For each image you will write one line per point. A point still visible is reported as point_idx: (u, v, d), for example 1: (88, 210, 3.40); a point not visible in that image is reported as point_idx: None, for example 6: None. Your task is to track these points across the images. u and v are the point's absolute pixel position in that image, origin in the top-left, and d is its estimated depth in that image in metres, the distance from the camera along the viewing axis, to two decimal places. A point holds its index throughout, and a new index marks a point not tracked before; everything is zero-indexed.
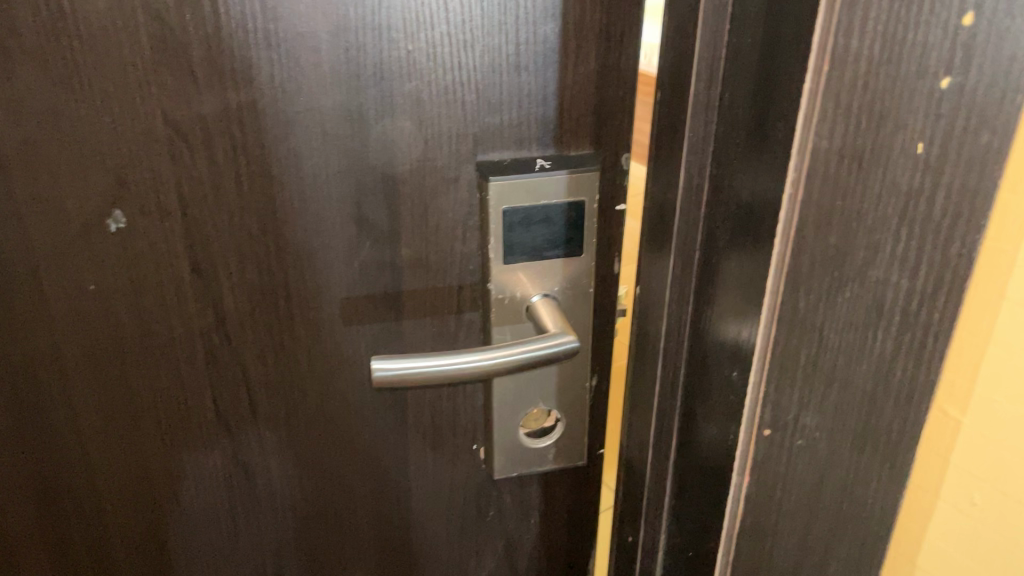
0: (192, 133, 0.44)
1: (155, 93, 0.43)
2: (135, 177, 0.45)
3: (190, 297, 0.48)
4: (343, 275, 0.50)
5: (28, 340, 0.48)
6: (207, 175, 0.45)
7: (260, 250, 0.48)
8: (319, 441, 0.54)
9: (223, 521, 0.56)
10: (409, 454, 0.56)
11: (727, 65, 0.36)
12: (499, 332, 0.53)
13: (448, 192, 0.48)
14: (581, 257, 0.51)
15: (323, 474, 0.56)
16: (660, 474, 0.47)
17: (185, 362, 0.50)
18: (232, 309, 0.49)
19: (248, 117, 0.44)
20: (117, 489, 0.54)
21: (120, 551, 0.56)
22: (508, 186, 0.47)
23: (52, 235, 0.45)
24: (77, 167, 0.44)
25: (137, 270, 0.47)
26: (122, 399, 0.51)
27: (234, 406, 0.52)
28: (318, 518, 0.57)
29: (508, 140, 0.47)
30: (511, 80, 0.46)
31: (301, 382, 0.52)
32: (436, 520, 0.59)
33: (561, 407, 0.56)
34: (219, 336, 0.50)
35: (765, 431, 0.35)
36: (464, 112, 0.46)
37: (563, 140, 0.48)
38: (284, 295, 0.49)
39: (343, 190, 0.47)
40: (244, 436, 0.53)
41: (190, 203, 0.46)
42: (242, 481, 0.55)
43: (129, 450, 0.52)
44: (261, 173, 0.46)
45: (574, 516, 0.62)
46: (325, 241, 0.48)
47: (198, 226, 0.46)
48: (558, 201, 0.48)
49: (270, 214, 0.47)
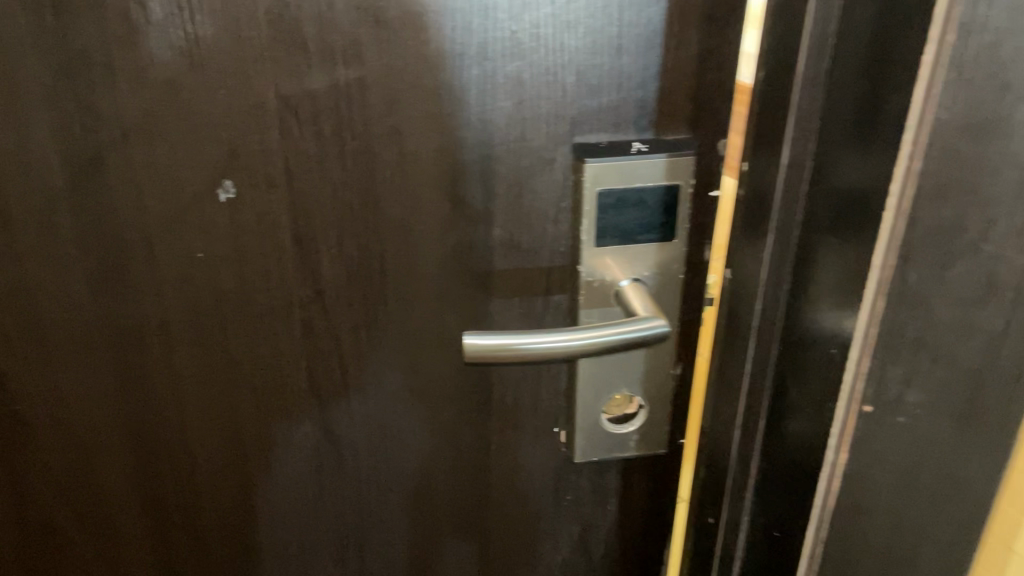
0: (301, 107, 0.46)
1: (269, 68, 0.44)
2: (246, 149, 0.46)
3: (291, 268, 0.50)
4: (436, 252, 0.51)
5: (138, 304, 0.50)
6: (314, 150, 0.47)
7: (359, 225, 0.49)
8: (406, 416, 0.56)
9: (310, 490, 0.58)
10: (491, 434, 0.57)
11: (839, 41, 0.36)
12: (588, 315, 0.53)
13: (543, 173, 0.49)
14: (674, 242, 0.51)
15: (407, 449, 0.57)
16: (747, 458, 0.47)
17: (283, 331, 0.52)
18: (329, 282, 0.51)
19: (355, 93, 0.46)
20: (212, 452, 0.56)
21: (211, 514, 0.58)
22: (604, 168, 0.48)
23: (164, 203, 0.47)
24: (192, 138, 0.46)
25: (243, 239, 0.49)
26: (223, 366, 0.52)
27: (327, 376, 0.54)
28: (400, 493, 0.58)
29: (605, 123, 0.48)
30: (612, 62, 0.46)
31: (391, 356, 0.53)
32: (514, 501, 0.60)
33: (646, 393, 0.56)
34: (316, 308, 0.51)
35: (867, 407, 0.36)
36: (564, 93, 0.47)
37: (660, 124, 0.48)
38: (379, 269, 0.51)
39: (441, 168, 0.48)
40: (334, 407, 0.55)
41: (296, 175, 0.47)
42: (330, 452, 0.56)
43: (225, 415, 0.54)
44: (364, 149, 0.47)
45: (651, 506, 0.62)
46: (421, 218, 0.50)
47: (302, 198, 0.48)
48: (654, 184, 0.49)
49: (369, 189, 0.48)
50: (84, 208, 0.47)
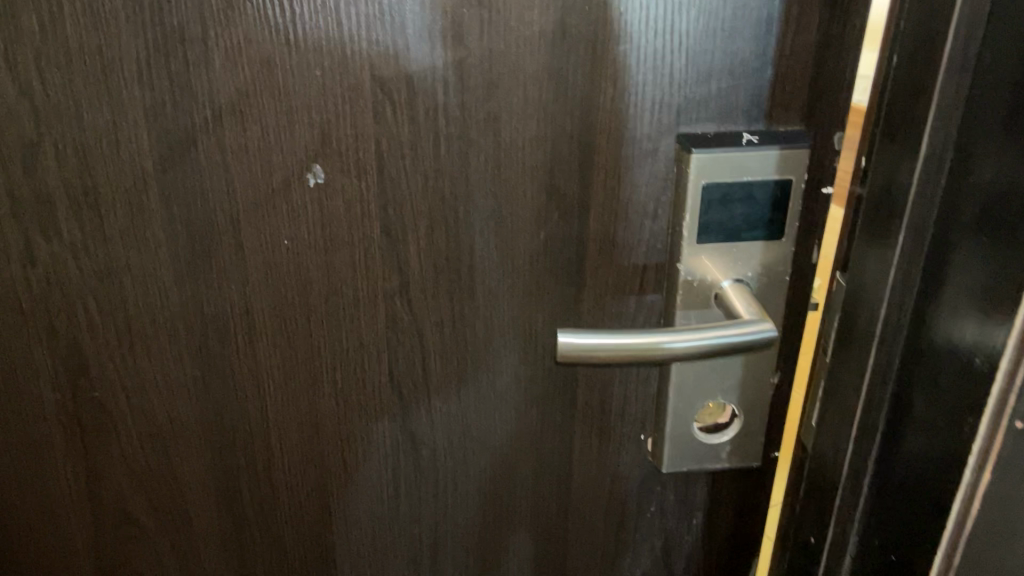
0: (397, 91, 0.44)
1: (366, 49, 0.43)
2: (338, 134, 0.45)
3: (378, 258, 0.48)
4: (528, 246, 0.48)
5: (222, 292, 0.49)
6: (408, 136, 0.45)
7: (449, 216, 0.47)
8: (488, 416, 0.53)
9: (385, 490, 0.56)
10: (575, 438, 0.55)
11: (994, 20, 0.33)
12: (684, 316, 0.50)
13: (644, 164, 0.46)
14: (780, 242, 0.48)
15: (488, 451, 0.55)
16: (858, 475, 0.44)
17: (367, 324, 0.50)
18: (417, 274, 0.49)
19: (453, 76, 0.44)
20: (290, 447, 0.54)
21: (286, 512, 0.57)
22: (711, 160, 0.45)
23: (253, 187, 0.46)
24: (285, 120, 0.44)
25: (331, 228, 0.47)
26: (304, 356, 0.51)
27: (408, 373, 0.52)
28: (478, 496, 0.56)
29: (713, 112, 0.45)
30: (725, 48, 0.44)
31: (475, 354, 0.51)
32: (595, 510, 0.57)
33: (741, 402, 0.53)
34: (401, 301, 0.49)
35: (1017, 422, 0.32)
36: (671, 80, 0.44)
37: (772, 115, 0.45)
38: (468, 263, 0.49)
39: (538, 157, 0.46)
40: (415, 405, 0.53)
41: (389, 162, 0.46)
42: (408, 451, 0.54)
43: (304, 409, 0.53)
44: (459, 135, 0.45)
45: (738, 521, 0.59)
46: (515, 210, 0.47)
47: (394, 186, 0.46)
48: (764, 178, 0.46)
49: (463, 178, 0.46)
50: (173, 190, 0.46)
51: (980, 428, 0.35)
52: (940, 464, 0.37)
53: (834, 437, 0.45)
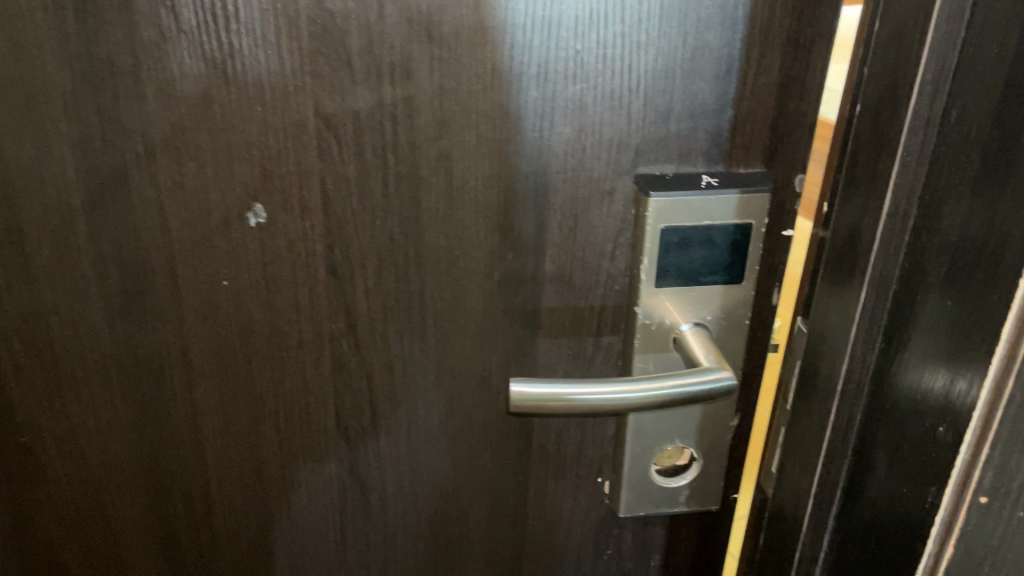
0: (343, 127, 0.42)
1: (309, 84, 0.40)
2: (281, 170, 0.42)
3: (324, 299, 0.46)
4: (481, 288, 0.47)
5: (157, 333, 0.46)
6: (354, 174, 0.43)
7: (398, 256, 0.45)
8: (439, 459, 0.51)
9: (332, 535, 0.53)
10: (530, 481, 0.53)
11: (960, 77, 0.31)
12: (642, 360, 0.49)
13: (601, 205, 0.45)
14: (741, 285, 0.47)
15: (440, 494, 0.53)
16: (818, 531, 0.42)
17: (312, 366, 0.48)
18: (364, 315, 0.47)
19: (402, 113, 0.41)
20: (230, 492, 0.52)
21: (228, 557, 0.54)
22: (670, 204, 0.43)
23: (190, 226, 0.44)
24: (223, 157, 0.42)
25: (273, 268, 0.45)
26: (246, 400, 0.49)
27: (356, 416, 0.49)
28: (429, 540, 0.54)
29: (672, 152, 0.44)
30: (685, 88, 0.42)
31: (426, 397, 0.49)
32: (550, 553, 0.56)
33: (700, 445, 0.51)
34: (348, 343, 0.47)
35: (981, 497, 0.31)
36: (630, 119, 0.43)
37: (732, 156, 0.44)
38: (419, 304, 0.47)
39: (492, 196, 0.44)
40: (364, 449, 0.51)
41: (334, 201, 0.43)
42: (356, 495, 0.52)
43: (245, 453, 0.50)
44: (409, 174, 0.43)
45: (698, 562, 0.57)
46: (468, 251, 0.45)
47: (340, 225, 0.44)
48: (723, 222, 0.44)
49: (412, 217, 0.44)
50: (105, 228, 0.44)
51: (942, 498, 0.33)
52: (902, 529, 0.36)
53: (795, 489, 0.44)
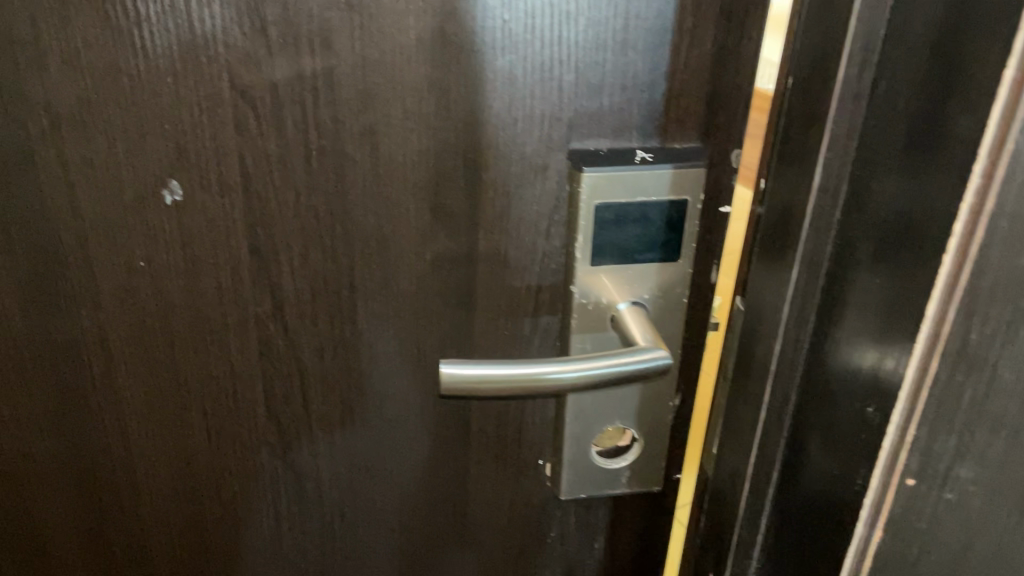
0: (261, 101, 0.40)
1: (223, 54, 0.38)
2: (196, 146, 0.40)
3: (248, 281, 0.44)
4: (413, 268, 0.45)
5: (72, 318, 0.45)
6: (274, 150, 0.41)
7: (325, 236, 0.43)
8: (375, 444, 0.50)
9: (266, 524, 0.52)
10: (470, 465, 0.52)
11: (887, 47, 0.31)
12: (579, 340, 0.48)
13: (534, 182, 0.43)
14: (677, 263, 0.46)
15: (377, 481, 0.51)
16: (755, 512, 0.42)
17: (238, 351, 0.46)
18: (291, 297, 0.45)
19: (323, 86, 0.40)
20: (157, 482, 0.50)
21: (158, 549, 0.53)
22: (604, 180, 0.42)
23: (103, 204, 0.42)
24: (135, 131, 0.40)
25: (193, 248, 0.43)
26: (170, 387, 0.47)
27: (287, 401, 0.48)
28: (368, 527, 0.53)
29: (605, 128, 0.42)
30: (617, 61, 0.41)
31: (360, 380, 0.48)
32: (493, 538, 0.55)
33: (640, 426, 0.51)
34: (275, 326, 0.45)
35: (909, 480, 0.30)
36: (561, 93, 0.41)
37: (667, 131, 0.43)
38: (348, 285, 0.45)
39: (420, 172, 0.42)
40: (296, 435, 0.49)
41: (254, 178, 0.41)
42: (290, 483, 0.50)
43: (171, 442, 0.49)
44: (333, 150, 0.41)
45: (643, 544, 0.57)
46: (397, 230, 0.44)
47: (262, 204, 0.42)
48: (658, 199, 0.43)
49: (338, 195, 0.42)
50: (12, 206, 0.42)
51: (872, 480, 0.32)
52: (834, 509, 0.36)
53: (733, 468, 0.43)
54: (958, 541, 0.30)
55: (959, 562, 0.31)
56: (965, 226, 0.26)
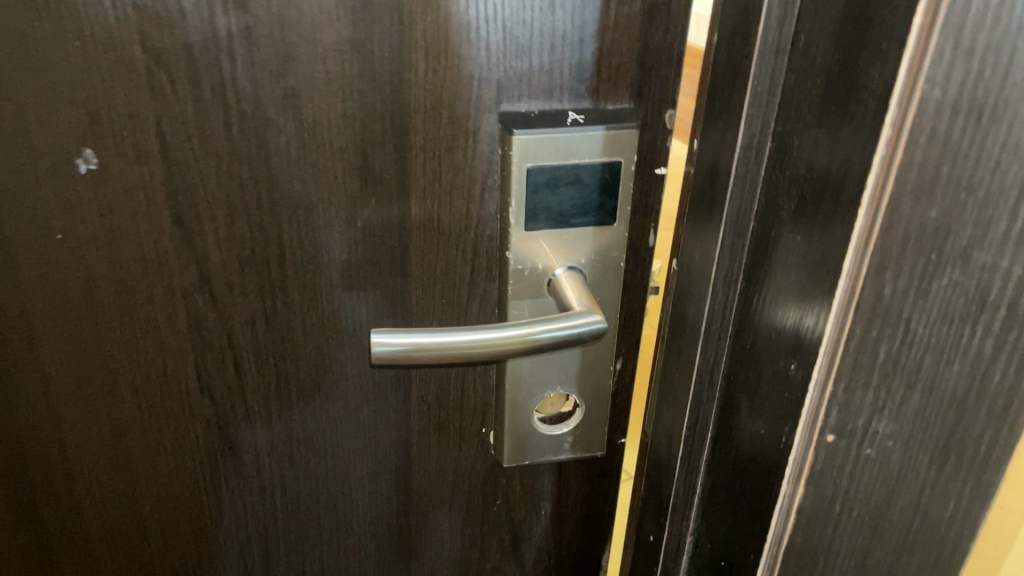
0: (175, 64, 0.38)
1: (132, 15, 0.37)
2: (110, 112, 0.39)
3: (172, 252, 0.43)
4: (344, 235, 0.44)
5: None
6: (192, 115, 0.39)
7: (251, 204, 0.42)
8: (313, 416, 0.49)
9: (204, 499, 0.51)
10: (412, 434, 0.51)
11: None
12: (517, 307, 0.47)
13: (465, 146, 0.42)
14: (613, 227, 0.45)
15: (317, 453, 0.51)
16: (691, 474, 0.42)
17: (165, 324, 0.45)
18: (218, 268, 0.44)
19: (239, 47, 0.38)
20: (88, 459, 0.49)
21: (94, 527, 0.52)
22: (535, 142, 0.41)
23: (16, 173, 0.40)
24: (43, 97, 0.38)
25: (112, 219, 0.42)
26: (97, 362, 0.46)
27: (220, 375, 0.47)
28: (310, 500, 0.52)
29: (536, 89, 0.42)
30: (545, 19, 0.40)
31: (294, 351, 0.47)
32: (438, 507, 0.55)
33: (582, 391, 0.50)
34: (203, 298, 0.44)
35: (828, 436, 0.30)
36: (488, 52, 0.40)
37: (599, 91, 0.42)
38: (278, 254, 0.44)
39: (347, 137, 0.41)
40: (231, 409, 0.48)
41: (173, 145, 0.40)
42: (227, 457, 0.50)
43: (100, 419, 0.48)
44: (254, 116, 0.40)
45: (589, 508, 0.57)
46: (326, 197, 0.43)
47: (183, 172, 0.41)
48: (591, 160, 0.42)
49: (262, 161, 0.41)
50: None
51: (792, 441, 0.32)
52: (761, 469, 0.36)
53: (669, 430, 0.43)
54: (879, 494, 0.31)
55: (881, 513, 0.32)
56: (876, 178, 0.25)
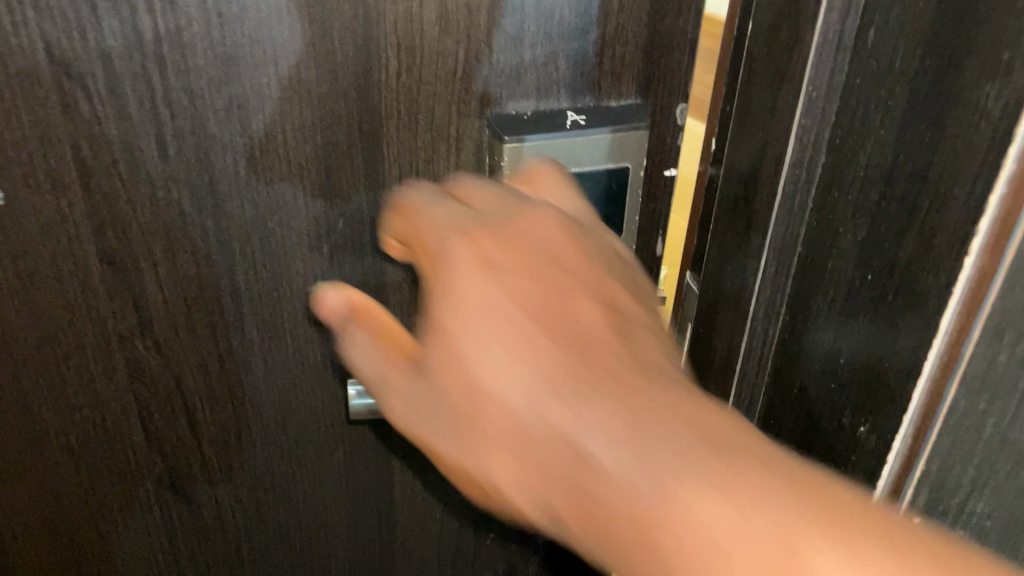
0: (90, 75, 0.31)
1: (32, 18, 0.30)
2: (14, 135, 0.32)
3: (103, 294, 0.36)
4: (309, 264, 0.38)
5: None
6: (115, 135, 0.32)
7: (195, 234, 0.36)
8: (280, 462, 0.43)
9: (161, 556, 0.45)
10: (394, 474, 0.46)
11: None
12: None
13: (447, 155, 0.36)
14: (619, 240, 0.39)
15: (286, 500, 0.45)
16: None
17: (101, 375, 0.38)
18: (160, 308, 0.37)
19: (169, 52, 0.31)
20: (22, 526, 0.43)
21: None
22: (529, 150, 0.35)
23: None
24: None
25: (27, 261, 0.35)
26: (22, 422, 0.39)
27: (170, 426, 0.41)
28: (281, 547, 0.47)
29: (528, 86, 0.35)
30: (538, 5, 0.33)
31: (256, 395, 0.41)
32: (425, 546, 0.49)
33: None
34: (145, 344, 0.38)
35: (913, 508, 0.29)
36: (473, 47, 0.34)
37: (601, 86, 0.36)
38: (230, 289, 0.37)
39: (306, 152, 0.35)
40: (185, 461, 0.42)
41: (96, 171, 0.33)
42: (184, 511, 0.44)
43: (32, 482, 0.41)
44: (192, 132, 0.33)
45: None
46: (285, 221, 0.36)
47: (110, 202, 0.34)
48: (593, 168, 0.36)
49: (205, 185, 0.34)
50: None
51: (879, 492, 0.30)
52: None
53: None
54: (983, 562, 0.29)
55: None
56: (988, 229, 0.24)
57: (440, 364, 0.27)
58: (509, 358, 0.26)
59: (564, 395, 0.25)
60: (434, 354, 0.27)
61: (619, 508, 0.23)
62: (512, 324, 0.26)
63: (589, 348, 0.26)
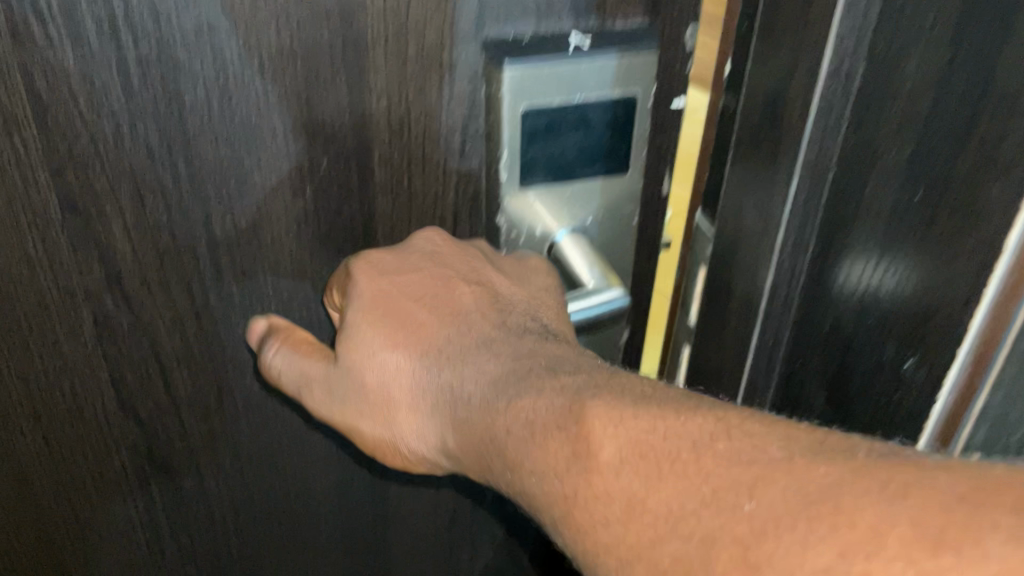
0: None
1: None
2: None
3: (65, 246, 0.33)
4: (291, 209, 0.35)
5: None
6: (72, 64, 0.29)
7: (166, 177, 0.32)
8: (265, 425, 0.41)
9: (138, 531, 0.42)
10: None
11: None
12: None
13: (440, 87, 0.33)
14: (624, 174, 0.37)
15: (272, 466, 0.42)
16: None
17: (66, 337, 0.35)
18: (129, 261, 0.34)
19: None
20: None
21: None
22: (531, 76, 0.33)
23: None
24: None
25: None
26: None
27: (144, 390, 0.37)
28: (267, 516, 0.45)
29: (528, 7, 0.32)
30: None
31: (237, 352, 0.38)
32: (417, 508, 0.47)
33: None
34: (115, 301, 0.35)
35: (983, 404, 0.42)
36: None
37: (606, 7, 0.33)
38: (206, 238, 0.34)
39: (286, 84, 0.32)
40: (163, 428, 0.39)
41: (52, 107, 0.30)
42: (162, 483, 0.41)
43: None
44: (159, 60, 0.30)
45: None
46: (264, 162, 0.33)
47: (69, 141, 0.30)
48: (600, 96, 0.34)
49: (175, 120, 0.31)
50: None
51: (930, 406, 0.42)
52: None
53: None
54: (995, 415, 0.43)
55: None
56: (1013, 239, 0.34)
57: (361, 380, 0.36)
58: (388, 343, 0.36)
59: (430, 358, 0.35)
60: (344, 351, 0.36)
61: (483, 430, 0.32)
62: (406, 314, 0.36)
63: (457, 322, 0.36)
